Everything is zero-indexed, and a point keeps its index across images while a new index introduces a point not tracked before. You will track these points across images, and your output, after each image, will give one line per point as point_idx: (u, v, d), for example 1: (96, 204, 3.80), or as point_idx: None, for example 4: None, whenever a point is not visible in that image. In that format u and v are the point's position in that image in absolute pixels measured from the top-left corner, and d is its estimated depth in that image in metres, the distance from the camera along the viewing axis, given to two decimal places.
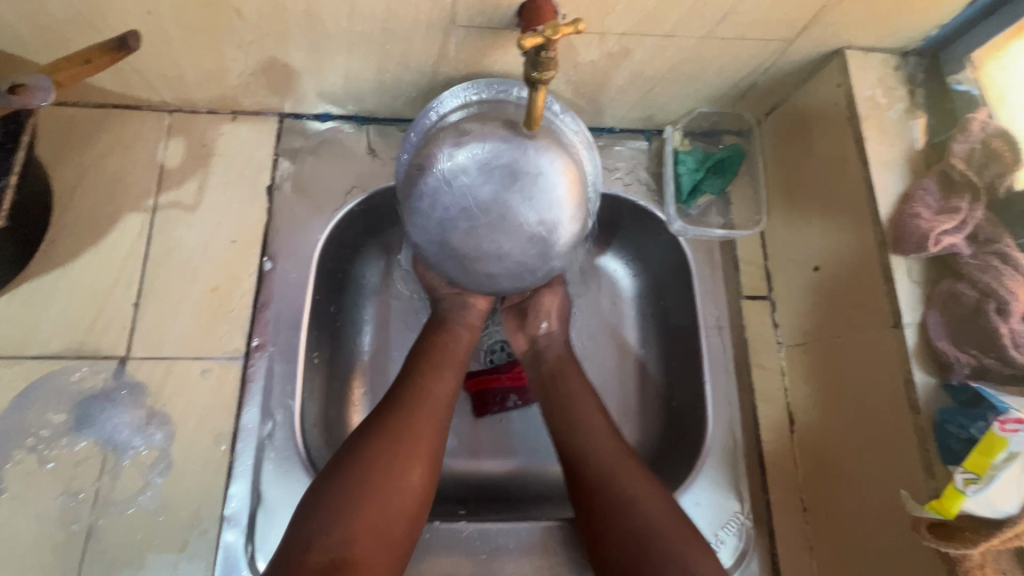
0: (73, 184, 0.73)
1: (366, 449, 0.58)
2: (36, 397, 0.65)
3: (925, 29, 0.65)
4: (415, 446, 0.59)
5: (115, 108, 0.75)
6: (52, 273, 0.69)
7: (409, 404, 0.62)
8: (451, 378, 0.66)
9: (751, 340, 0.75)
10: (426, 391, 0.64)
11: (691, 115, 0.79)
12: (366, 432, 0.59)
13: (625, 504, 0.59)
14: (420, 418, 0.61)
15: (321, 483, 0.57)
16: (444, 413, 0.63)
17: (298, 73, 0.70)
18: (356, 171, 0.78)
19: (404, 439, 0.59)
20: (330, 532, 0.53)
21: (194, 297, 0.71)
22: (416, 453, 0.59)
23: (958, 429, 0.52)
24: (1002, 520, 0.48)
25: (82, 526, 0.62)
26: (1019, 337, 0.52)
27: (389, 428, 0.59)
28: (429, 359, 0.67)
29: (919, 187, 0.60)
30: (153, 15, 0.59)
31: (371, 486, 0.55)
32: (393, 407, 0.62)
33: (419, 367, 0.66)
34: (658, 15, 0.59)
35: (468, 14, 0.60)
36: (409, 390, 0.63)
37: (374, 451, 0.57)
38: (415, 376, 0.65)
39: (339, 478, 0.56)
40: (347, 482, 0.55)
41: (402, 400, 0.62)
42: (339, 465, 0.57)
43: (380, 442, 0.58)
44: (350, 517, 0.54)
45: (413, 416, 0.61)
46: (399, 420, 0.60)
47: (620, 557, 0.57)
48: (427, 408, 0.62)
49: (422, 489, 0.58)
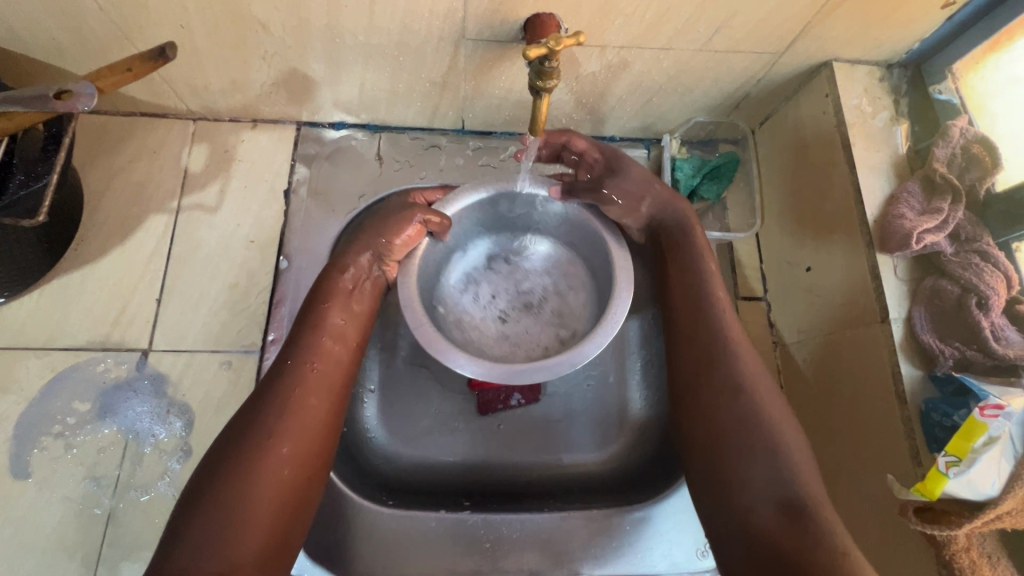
0: (102, 186, 0.77)
1: (245, 445, 0.51)
2: (64, 384, 0.68)
3: (907, 43, 0.68)
4: (292, 434, 0.54)
5: (143, 117, 0.80)
6: (80, 270, 0.73)
7: (283, 394, 0.55)
8: (337, 360, 0.60)
9: (747, 339, 0.78)
10: (302, 376, 0.57)
11: (688, 124, 0.83)
12: (234, 431, 0.53)
13: (703, 338, 0.62)
14: (297, 402, 0.55)
15: (192, 491, 0.49)
16: (331, 399, 0.58)
17: (317, 83, 0.74)
18: (368, 177, 0.82)
19: (283, 431, 0.53)
20: (202, 552, 0.46)
21: (214, 293, 0.75)
22: (298, 446, 0.53)
23: (942, 416, 0.55)
24: (983, 502, 0.49)
25: (104, 510, 0.65)
26: (998, 330, 0.56)
27: (262, 422, 0.53)
28: (313, 335, 0.59)
29: (904, 190, 0.64)
30: (185, 28, 0.63)
31: (249, 490, 0.49)
32: (266, 397, 0.55)
33: (293, 352, 0.58)
34: (655, 28, 0.63)
35: (477, 28, 0.64)
36: (281, 375, 0.56)
37: (257, 446, 0.52)
38: (285, 360, 0.58)
39: (211, 487, 0.49)
40: (226, 483, 0.49)
41: (275, 387, 0.55)
42: (206, 476, 0.50)
43: (250, 439, 0.52)
44: (226, 533, 0.47)
45: (291, 401, 0.55)
46: (274, 408, 0.54)
47: (714, 380, 0.59)
48: (306, 393, 0.56)
49: (295, 481, 0.53)
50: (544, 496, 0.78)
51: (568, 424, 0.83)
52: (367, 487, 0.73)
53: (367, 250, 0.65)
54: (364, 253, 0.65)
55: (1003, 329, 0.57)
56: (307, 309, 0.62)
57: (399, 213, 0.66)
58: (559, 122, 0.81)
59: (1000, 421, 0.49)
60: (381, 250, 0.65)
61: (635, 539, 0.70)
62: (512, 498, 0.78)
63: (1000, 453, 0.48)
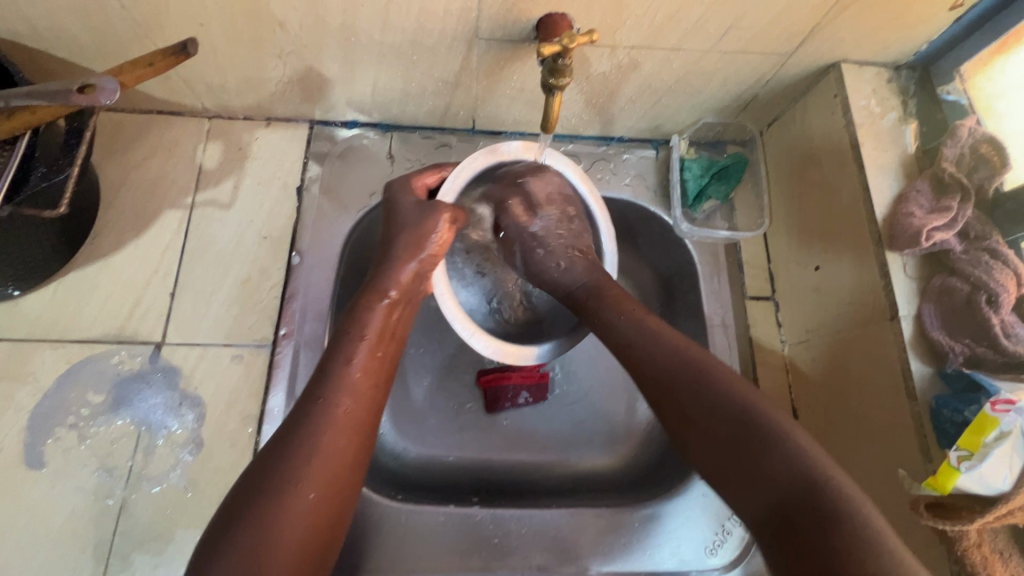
0: (118, 182, 0.78)
1: (264, 490, 0.48)
2: (78, 376, 0.69)
3: (914, 45, 0.69)
4: (319, 479, 0.50)
5: (159, 114, 0.81)
6: (95, 264, 0.74)
7: (307, 430, 0.51)
8: (368, 398, 0.55)
9: (755, 339, 0.78)
10: (331, 418, 0.52)
11: (696, 125, 0.84)
12: (257, 475, 0.49)
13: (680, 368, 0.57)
14: (327, 445, 0.51)
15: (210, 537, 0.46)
16: (360, 440, 0.53)
17: (330, 82, 0.75)
18: (379, 175, 0.83)
19: (309, 477, 0.49)
20: None
21: (226, 288, 0.75)
22: (324, 493, 0.50)
23: (952, 413, 0.55)
24: (995, 497, 0.49)
25: (116, 501, 0.65)
26: (1010, 328, 0.56)
27: (288, 467, 0.49)
28: (343, 371, 0.55)
29: (913, 189, 0.64)
30: (204, 27, 0.65)
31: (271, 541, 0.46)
32: (293, 437, 0.51)
33: (323, 388, 0.54)
34: (666, 29, 0.64)
35: (490, 28, 0.65)
36: (308, 414, 0.52)
37: (276, 490, 0.48)
38: (314, 397, 0.53)
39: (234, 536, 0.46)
40: (246, 531, 0.46)
41: (300, 428, 0.51)
42: (229, 521, 0.47)
43: (274, 484, 0.48)
44: None
45: (320, 444, 0.51)
46: (299, 452, 0.50)
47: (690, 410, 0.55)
48: (335, 436, 0.52)
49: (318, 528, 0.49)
50: (550, 492, 0.79)
51: (576, 424, 0.83)
52: (376, 481, 0.73)
53: (411, 266, 0.62)
54: (406, 273, 0.62)
55: (1014, 326, 0.56)
56: (341, 339, 0.58)
57: (421, 221, 0.64)
58: (569, 122, 0.82)
59: (1011, 416, 0.49)
60: (423, 266, 0.63)
61: (643, 537, 0.70)
62: (517, 493, 0.78)
63: (1012, 448, 0.48)
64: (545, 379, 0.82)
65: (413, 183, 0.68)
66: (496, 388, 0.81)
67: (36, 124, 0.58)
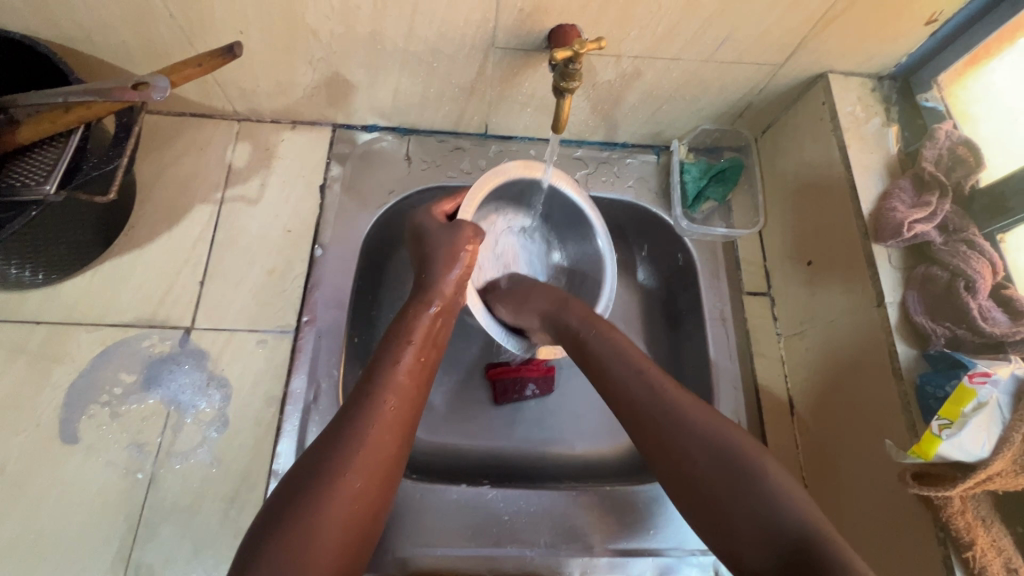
0: (154, 178, 0.83)
1: (316, 471, 0.51)
2: (113, 357, 0.73)
3: (895, 57, 0.75)
4: (366, 471, 0.52)
5: (192, 117, 0.87)
6: (130, 254, 0.79)
7: (358, 420, 0.54)
8: (413, 399, 0.59)
9: (753, 331, 0.83)
10: (381, 411, 0.56)
11: (695, 131, 0.89)
12: (311, 458, 0.52)
13: (651, 389, 0.60)
14: (376, 437, 0.54)
15: (266, 512, 0.49)
16: (404, 436, 0.56)
17: (356, 88, 0.81)
18: (397, 176, 0.89)
19: (358, 465, 0.52)
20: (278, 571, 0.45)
21: (252, 277, 0.80)
22: (369, 482, 0.52)
23: (935, 389, 0.59)
24: (975, 464, 0.54)
25: (145, 475, 0.68)
26: (986, 311, 0.61)
27: (338, 454, 0.52)
28: (392, 370, 0.59)
29: (896, 187, 0.69)
30: (243, 34, 0.71)
31: (320, 521, 0.48)
32: (344, 427, 0.54)
33: (373, 385, 0.57)
34: (667, 40, 0.70)
35: (506, 37, 0.71)
36: (359, 406, 0.55)
37: (324, 473, 0.51)
38: (365, 391, 0.57)
39: (286, 514, 0.48)
40: (299, 503, 0.49)
41: (352, 416, 0.55)
42: (285, 499, 0.49)
43: (326, 467, 0.51)
44: (299, 554, 0.46)
45: (371, 435, 0.54)
46: (349, 440, 0.53)
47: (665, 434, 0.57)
48: (384, 427, 0.55)
49: (364, 513, 0.51)
50: (557, 477, 0.82)
51: (580, 415, 0.87)
52: None
53: (455, 274, 0.68)
54: (448, 287, 0.67)
55: (990, 310, 0.61)
56: (390, 341, 0.62)
57: (453, 237, 0.70)
58: (576, 128, 0.88)
59: (987, 386, 0.54)
60: (463, 277, 0.69)
61: (647, 516, 0.74)
62: (527, 478, 0.81)
63: (988, 417, 0.53)
64: (550, 372, 0.86)
65: (432, 213, 0.74)
66: (504, 380, 0.85)
67: (92, 118, 0.62)
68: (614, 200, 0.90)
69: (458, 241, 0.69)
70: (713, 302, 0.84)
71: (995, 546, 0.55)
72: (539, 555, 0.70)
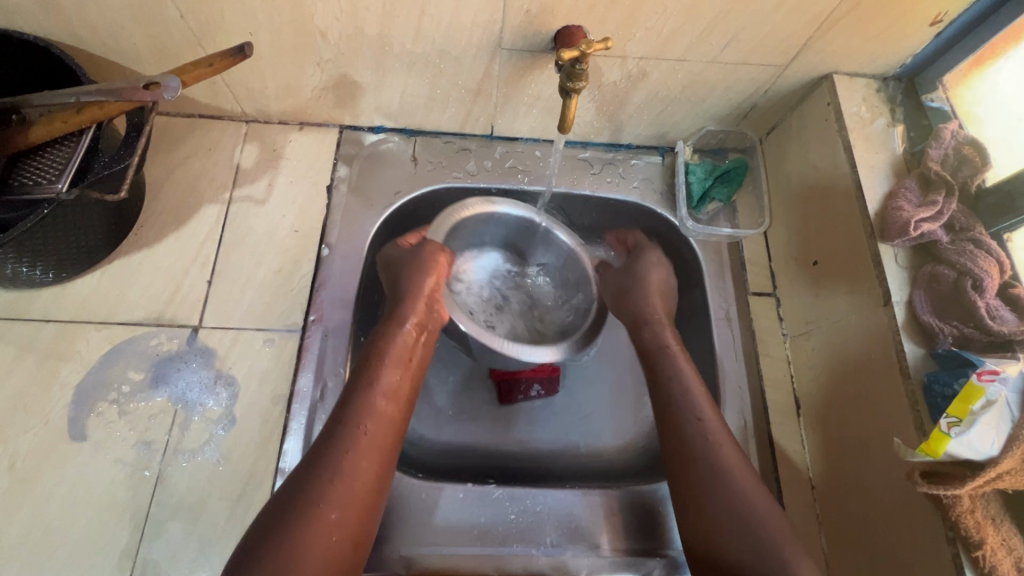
0: (162, 179, 0.84)
1: (292, 502, 0.54)
2: (121, 355, 0.73)
3: (899, 58, 0.76)
4: (342, 499, 0.55)
5: (201, 118, 0.87)
6: (139, 253, 0.79)
7: (336, 448, 0.57)
8: (389, 422, 0.62)
9: (758, 332, 0.82)
10: (354, 437, 0.59)
11: (699, 133, 0.89)
12: (290, 489, 0.56)
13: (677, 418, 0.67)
14: (351, 463, 0.57)
15: (253, 539, 0.52)
16: (382, 461, 0.59)
17: (363, 89, 0.82)
18: (403, 176, 0.89)
19: (334, 493, 0.55)
20: None
21: (260, 277, 0.80)
22: (345, 510, 0.55)
23: (943, 387, 0.58)
24: (985, 462, 0.54)
25: (153, 472, 0.69)
26: (993, 310, 0.61)
27: (312, 484, 0.55)
28: (366, 395, 0.62)
29: (902, 187, 0.69)
30: (253, 36, 0.71)
31: (302, 554, 0.51)
32: (324, 456, 0.57)
33: (346, 413, 0.60)
34: (672, 41, 0.71)
35: (512, 39, 0.71)
36: (334, 435, 0.59)
37: (304, 502, 0.54)
38: (340, 420, 0.60)
39: (271, 540, 0.51)
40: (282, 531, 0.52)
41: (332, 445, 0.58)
42: (269, 528, 0.53)
43: (307, 498, 0.54)
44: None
45: (344, 463, 0.57)
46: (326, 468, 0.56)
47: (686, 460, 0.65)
48: (359, 453, 0.58)
49: (344, 535, 0.54)
50: (562, 477, 0.82)
51: (585, 415, 0.87)
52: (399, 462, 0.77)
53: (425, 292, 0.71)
54: (419, 302, 0.70)
55: (997, 308, 0.61)
56: (364, 364, 0.65)
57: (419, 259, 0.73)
58: (581, 129, 0.88)
59: (995, 384, 0.54)
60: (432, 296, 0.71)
61: (653, 516, 0.73)
62: (531, 479, 0.81)
63: (997, 414, 0.53)
64: (555, 373, 0.86)
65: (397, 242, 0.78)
66: (508, 380, 0.85)
67: (103, 118, 0.63)
68: (619, 201, 0.90)
69: (424, 260, 0.73)
70: (719, 302, 0.84)
71: (1005, 545, 0.54)
72: (545, 555, 0.70)
